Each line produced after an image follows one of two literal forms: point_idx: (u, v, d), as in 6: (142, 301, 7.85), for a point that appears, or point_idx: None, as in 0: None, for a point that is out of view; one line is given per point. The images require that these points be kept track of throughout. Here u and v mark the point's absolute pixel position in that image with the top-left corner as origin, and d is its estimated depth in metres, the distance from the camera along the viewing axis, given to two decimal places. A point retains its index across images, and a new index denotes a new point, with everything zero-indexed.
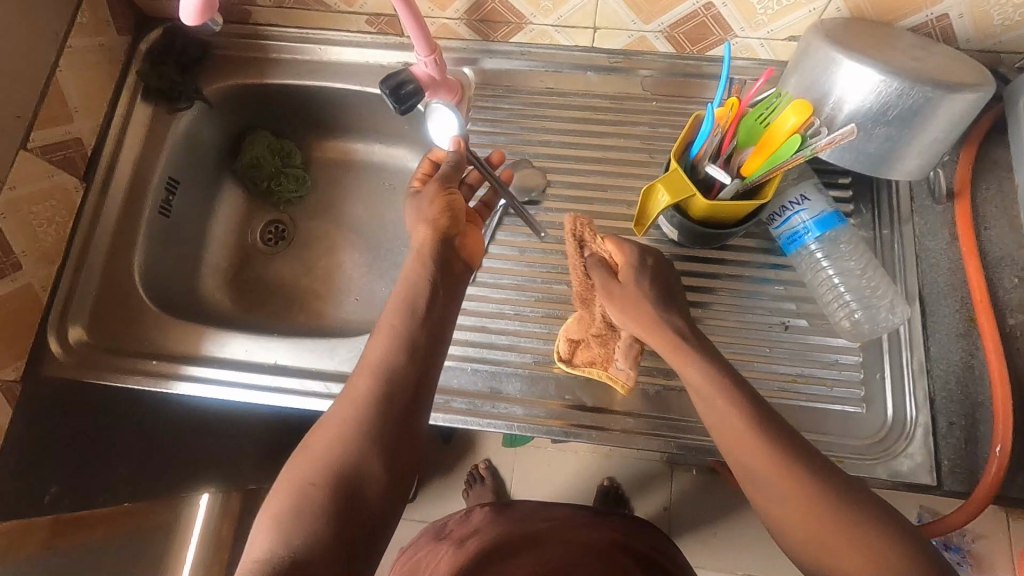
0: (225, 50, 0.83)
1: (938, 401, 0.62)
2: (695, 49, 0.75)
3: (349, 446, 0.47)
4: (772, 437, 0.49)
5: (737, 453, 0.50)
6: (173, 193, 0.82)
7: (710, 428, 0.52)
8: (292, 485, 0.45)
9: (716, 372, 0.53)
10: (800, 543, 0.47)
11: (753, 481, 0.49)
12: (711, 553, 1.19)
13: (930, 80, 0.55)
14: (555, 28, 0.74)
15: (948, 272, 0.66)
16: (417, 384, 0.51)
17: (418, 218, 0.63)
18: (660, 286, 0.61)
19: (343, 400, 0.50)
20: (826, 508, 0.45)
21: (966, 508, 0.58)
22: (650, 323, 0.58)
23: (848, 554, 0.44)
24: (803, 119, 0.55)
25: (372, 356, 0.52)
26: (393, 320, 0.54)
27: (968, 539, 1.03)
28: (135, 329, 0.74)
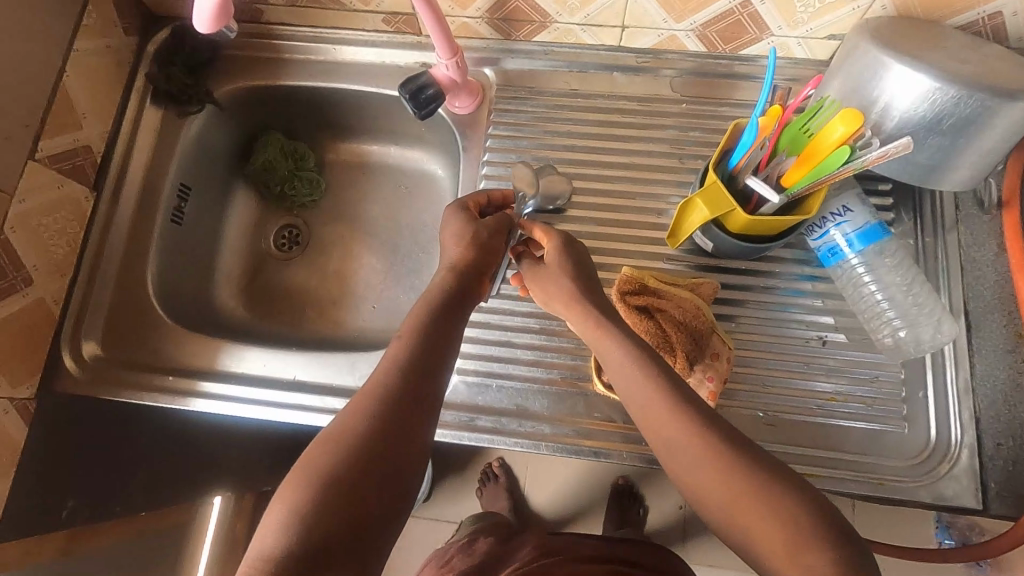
0: (235, 50, 0.80)
1: (984, 420, 0.60)
2: (728, 48, 0.71)
3: (364, 445, 0.44)
4: (694, 412, 0.48)
5: (658, 431, 0.49)
6: (185, 200, 0.80)
7: (637, 418, 0.51)
8: (302, 481, 0.43)
9: (639, 352, 0.52)
10: (722, 518, 0.46)
11: (677, 463, 0.48)
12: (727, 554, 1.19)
13: (988, 87, 0.52)
14: (580, 27, 0.71)
15: (995, 285, 0.63)
16: (434, 385, 0.49)
17: (456, 233, 0.59)
18: (583, 264, 0.60)
19: (358, 398, 0.48)
20: (742, 481, 0.45)
21: (1013, 533, 0.56)
22: (573, 301, 0.57)
23: (765, 529, 0.43)
24: (852, 129, 0.50)
25: (390, 355, 0.50)
26: (413, 321, 0.53)
27: None
28: (150, 342, 0.72)
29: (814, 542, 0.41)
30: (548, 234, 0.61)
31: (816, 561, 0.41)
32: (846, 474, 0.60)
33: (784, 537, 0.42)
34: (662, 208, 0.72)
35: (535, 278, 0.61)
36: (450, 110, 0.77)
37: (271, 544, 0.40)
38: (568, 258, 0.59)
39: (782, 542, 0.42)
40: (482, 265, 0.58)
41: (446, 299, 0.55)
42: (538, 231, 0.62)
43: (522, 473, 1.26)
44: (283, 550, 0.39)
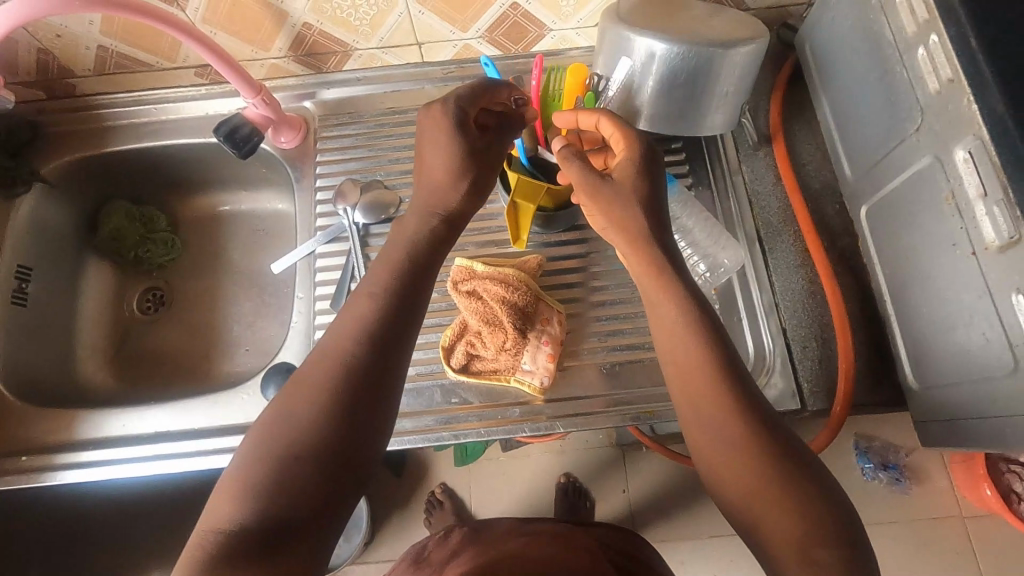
0: (57, 127, 0.81)
1: (790, 330, 0.66)
2: (519, 48, 0.78)
3: (325, 422, 0.43)
4: (733, 392, 0.46)
5: (690, 396, 0.47)
6: (26, 281, 0.79)
7: (671, 373, 0.49)
8: (262, 450, 0.42)
9: (696, 314, 0.49)
10: (732, 492, 0.44)
11: (705, 433, 0.46)
12: (674, 523, 1.22)
13: (707, 41, 0.60)
14: (381, 50, 0.76)
15: (779, 211, 0.71)
16: (399, 362, 0.47)
17: (443, 153, 0.53)
18: (655, 182, 0.54)
19: (318, 365, 0.45)
20: (775, 477, 0.43)
21: (829, 425, 0.62)
22: (632, 228, 0.52)
23: (777, 514, 0.42)
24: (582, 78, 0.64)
25: (355, 320, 0.47)
26: (380, 283, 0.49)
27: (901, 455, 1.10)
28: (4, 428, 0.70)
29: (829, 537, 0.41)
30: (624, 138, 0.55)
31: (822, 555, 0.40)
32: None
33: (801, 528, 0.41)
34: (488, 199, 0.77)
35: (594, 192, 0.53)
36: (276, 146, 0.80)
37: (228, 518, 0.39)
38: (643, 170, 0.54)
39: (795, 530, 0.41)
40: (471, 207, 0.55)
41: (419, 254, 0.51)
42: (609, 128, 0.56)
43: (465, 492, 1.26)
44: (242, 527, 0.39)
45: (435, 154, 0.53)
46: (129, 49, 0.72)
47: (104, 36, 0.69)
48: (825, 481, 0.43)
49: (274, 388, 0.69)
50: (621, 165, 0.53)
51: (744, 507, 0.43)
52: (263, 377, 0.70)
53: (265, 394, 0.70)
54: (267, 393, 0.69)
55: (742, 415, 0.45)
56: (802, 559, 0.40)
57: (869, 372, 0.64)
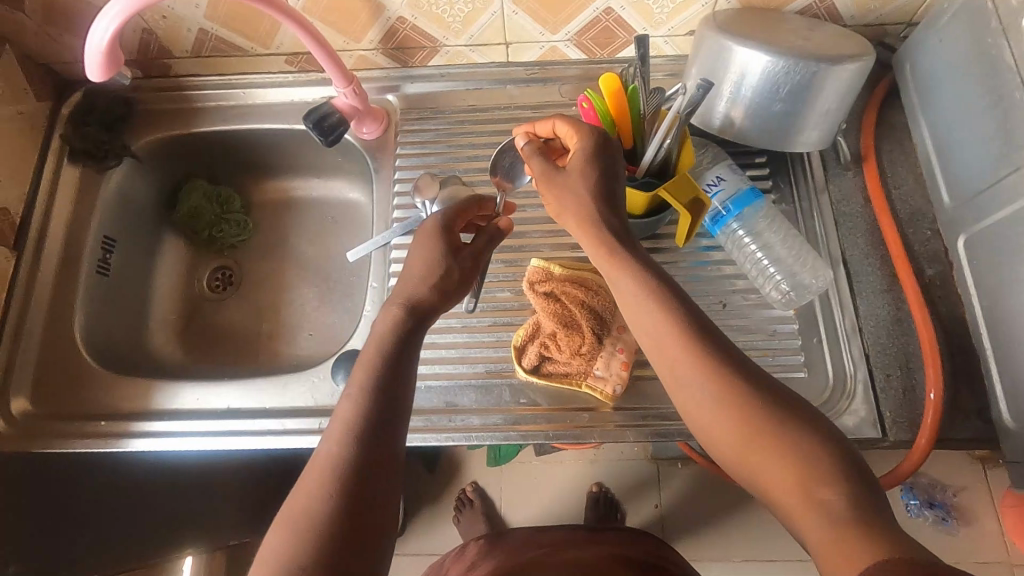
0: (149, 105, 0.84)
1: (873, 355, 0.65)
2: (606, 53, 0.78)
3: (328, 517, 0.42)
4: (705, 352, 0.47)
5: (670, 364, 0.49)
6: (110, 251, 0.81)
7: (650, 351, 0.51)
8: (274, 565, 0.41)
9: (656, 289, 0.50)
10: (729, 449, 0.46)
11: (688, 393, 0.48)
12: (706, 544, 1.19)
13: (812, 55, 0.59)
14: (468, 48, 0.77)
15: (866, 233, 0.69)
16: (395, 427, 0.48)
17: (423, 255, 0.56)
18: (609, 172, 0.55)
19: (312, 472, 0.45)
20: (758, 425, 0.45)
21: (911, 458, 0.60)
22: (587, 220, 0.53)
23: (771, 459, 0.44)
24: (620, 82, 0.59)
25: (341, 418, 0.47)
26: (363, 375, 0.49)
27: (950, 494, 1.07)
28: (82, 393, 0.73)
29: (828, 477, 0.42)
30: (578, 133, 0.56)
31: (827, 495, 0.41)
32: None
33: (794, 471, 0.43)
34: None
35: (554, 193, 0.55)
36: (358, 137, 0.82)
37: None
38: (592, 162, 0.55)
39: (790, 478, 0.43)
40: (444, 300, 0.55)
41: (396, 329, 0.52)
42: (565, 127, 0.57)
43: (497, 494, 1.25)
44: None
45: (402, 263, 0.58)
46: (227, 33, 0.74)
47: (207, 19, 0.72)
48: (815, 418, 0.45)
49: (344, 374, 0.70)
50: (575, 155, 0.55)
51: (745, 464, 0.45)
52: (334, 363, 0.71)
53: (335, 379, 0.70)
54: (337, 378, 0.70)
55: (714, 370, 0.47)
56: (809, 501, 0.41)
57: (957, 406, 0.61)
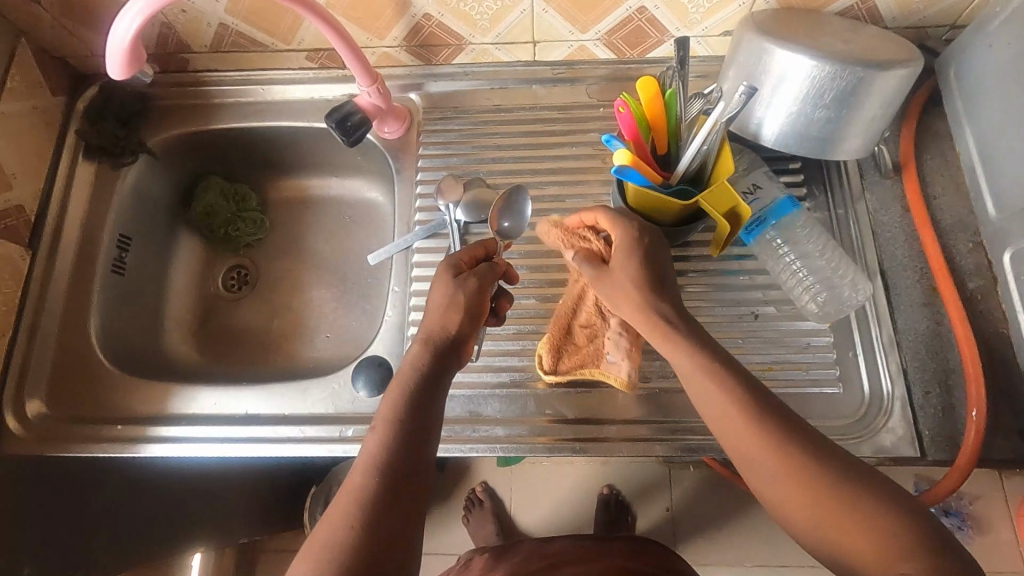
0: (165, 100, 0.82)
1: (911, 371, 0.63)
2: (636, 53, 0.75)
3: (349, 554, 0.42)
4: (776, 430, 0.47)
5: (743, 448, 0.48)
6: (125, 250, 0.80)
7: (712, 422, 0.50)
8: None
9: (716, 366, 0.50)
10: (802, 523, 0.46)
11: (761, 478, 0.48)
12: (713, 548, 1.17)
13: (859, 61, 0.56)
14: (495, 46, 0.74)
15: (905, 244, 0.67)
16: (418, 466, 0.47)
17: (441, 294, 0.55)
18: (655, 261, 0.56)
19: (334, 511, 0.44)
20: (826, 499, 0.45)
21: (951, 477, 0.58)
22: (638, 301, 0.54)
23: (854, 534, 0.44)
24: (657, 86, 0.58)
25: (367, 453, 0.47)
26: (390, 409, 0.49)
27: (967, 503, 1.05)
28: (98, 396, 0.71)
29: (913, 547, 0.43)
30: (618, 223, 0.58)
31: (907, 568, 0.42)
32: None
33: (872, 543, 0.43)
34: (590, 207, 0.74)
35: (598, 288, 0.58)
36: (379, 136, 0.80)
37: None
38: (635, 246, 0.56)
39: (870, 546, 0.43)
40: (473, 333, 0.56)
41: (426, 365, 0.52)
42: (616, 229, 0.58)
43: (507, 495, 1.23)
44: None
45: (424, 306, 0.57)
46: (247, 28, 0.72)
47: (227, 14, 0.70)
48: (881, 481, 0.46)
49: (363, 380, 0.69)
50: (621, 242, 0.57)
51: (819, 534, 0.46)
52: (354, 369, 0.70)
53: (354, 386, 0.69)
54: (358, 385, 0.69)
55: (785, 449, 0.47)
56: (888, 574, 0.42)
57: (999, 424, 0.59)
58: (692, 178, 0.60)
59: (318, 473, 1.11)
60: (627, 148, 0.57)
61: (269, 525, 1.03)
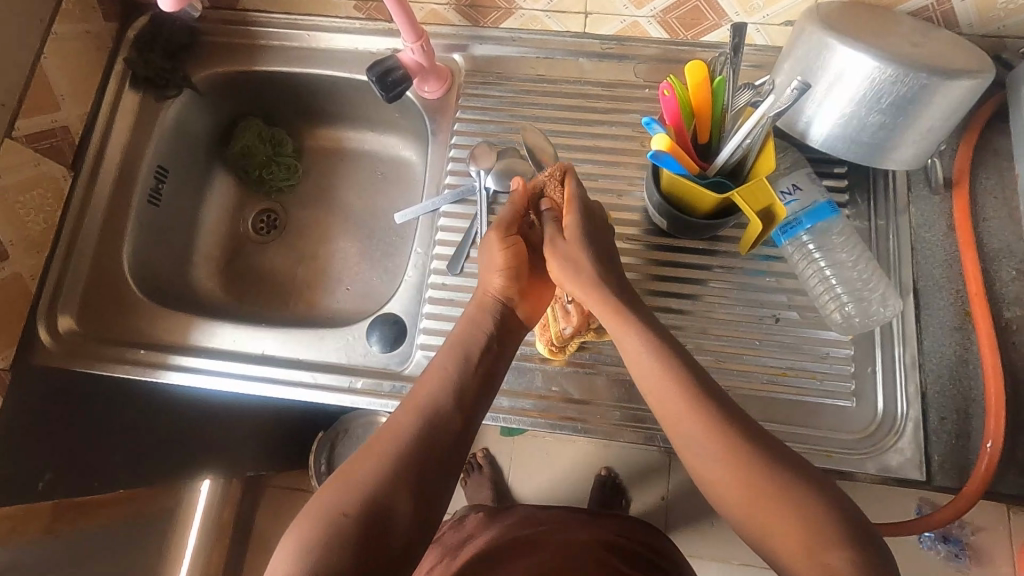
0: (213, 36, 0.83)
1: (930, 395, 0.61)
2: (690, 34, 0.72)
3: (384, 482, 0.45)
4: (702, 404, 0.48)
5: (672, 423, 0.49)
6: (162, 181, 0.82)
7: (651, 399, 0.51)
8: (319, 519, 0.43)
9: (660, 344, 0.52)
10: (736, 508, 0.46)
11: (693, 454, 0.48)
12: (701, 541, 1.17)
13: (925, 66, 0.53)
14: (545, 13, 0.73)
15: (944, 264, 0.64)
16: (460, 430, 0.51)
17: (489, 258, 0.60)
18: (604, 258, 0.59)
19: (379, 442, 0.48)
20: (759, 479, 0.45)
21: (954, 505, 0.57)
22: (590, 286, 0.56)
23: (784, 527, 0.44)
24: (707, 72, 0.55)
25: (424, 397, 0.51)
26: (451, 365, 0.54)
27: (967, 531, 1.03)
28: (124, 318, 0.74)
29: (837, 539, 0.42)
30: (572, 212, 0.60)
31: (832, 559, 0.41)
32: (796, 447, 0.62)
33: (805, 535, 0.43)
34: (623, 189, 0.73)
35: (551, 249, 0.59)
36: (419, 95, 0.79)
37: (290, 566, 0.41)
38: (590, 229, 0.60)
39: (799, 537, 0.43)
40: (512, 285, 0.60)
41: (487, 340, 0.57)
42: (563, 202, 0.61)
43: (506, 463, 1.25)
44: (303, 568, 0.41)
45: (483, 270, 0.61)
46: None
47: None
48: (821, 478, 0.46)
49: (378, 336, 0.70)
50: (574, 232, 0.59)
51: (751, 519, 0.46)
52: (369, 324, 0.71)
53: (368, 340, 0.70)
54: (371, 339, 0.70)
55: (722, 433, 0.47)
56: (815, 567, 0.42)
57: (1013, 459, 0.58)
58: (723, 172, 0.59)
59: (327, 420, 1.14)
60: (667, 132, 0.56)
61: (276, 461, 1.07)
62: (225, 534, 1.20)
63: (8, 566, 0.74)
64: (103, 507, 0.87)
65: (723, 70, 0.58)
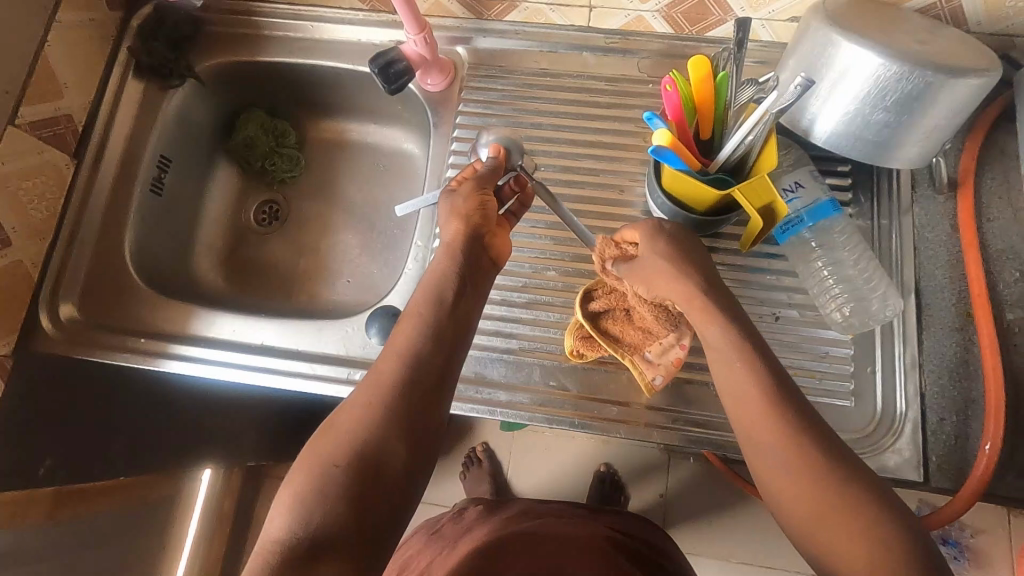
0: (217, 27, 0.83)
1: (929, 396, 0.61)
2: (695, 30, 0.72)
3: (374, 428, 0.47)
4: (790, 421, 0.47)
5: (749, 427, 0.49)
6: (165, 171, 0.82)
7: (730, 402, 0.50)
8: (313, 471, 0.45)
9: (744, 347, 0.50)
10: (798, 518, 0.46)
11: (766, 463, 0.47)
12: (699, 538, 1.17)
13: (931, 63, 0.53)
14: (549, 6, 0.73)
15: (947, 265, 0.64)
16: (443, 368, 0.52)
17: (449, 212, 0.61)
18: (687, 255, 0.56)
19: (366, 390, 0.50)
20: (829, 495, 0.44)
21: (952, 506, 0.57)
22: (679, 288, 0.54)
23: (849, 543, 0.43)
24: (710, 67, 0.55)
25: (400, 343, 0.53)
26: (424, 310, 0.55)
27: (966, 533, 1.03)
28: (125, 306, 0.75)
29: (901, 559, 0.41)
30: (637, 231, 0.58)
31: None
32: None
33: (868, 552, 0.42)
34: (625, 185, 0.73)
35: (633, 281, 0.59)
36: (422, 87, 0.79)
37: (288, 522, 0.42)
38: (665, 238, 0.57)
39: (861, 552, 0.42)
40: (489, 220, 0.61)
41: (460, 281, 0.57)
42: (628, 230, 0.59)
43: (505, 457, 1.25)
44: (300, 524, 0.42)
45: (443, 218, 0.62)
46: None
47: None
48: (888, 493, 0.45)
49: (377, 328, 0.70)
50: (648, 250, 0.57)
51: (809, 530, 0.45)
52: (368, 316, 0.71)
53: (367, 332, 0.70)
54: (370, 331, 0.70)
55: (796, 442, 0.46)
56: None
57: (1012, 463, 0.57)
58: (726, 168, 0.58)
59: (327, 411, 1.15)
60: (668, 128, 0.56)
61: (277, 450, 1.08)
62: (225, 522, 1.21)
63: (10, 551, 0.74)
64: (104, 494, 0.87)
65: (728, 64, 0.57)
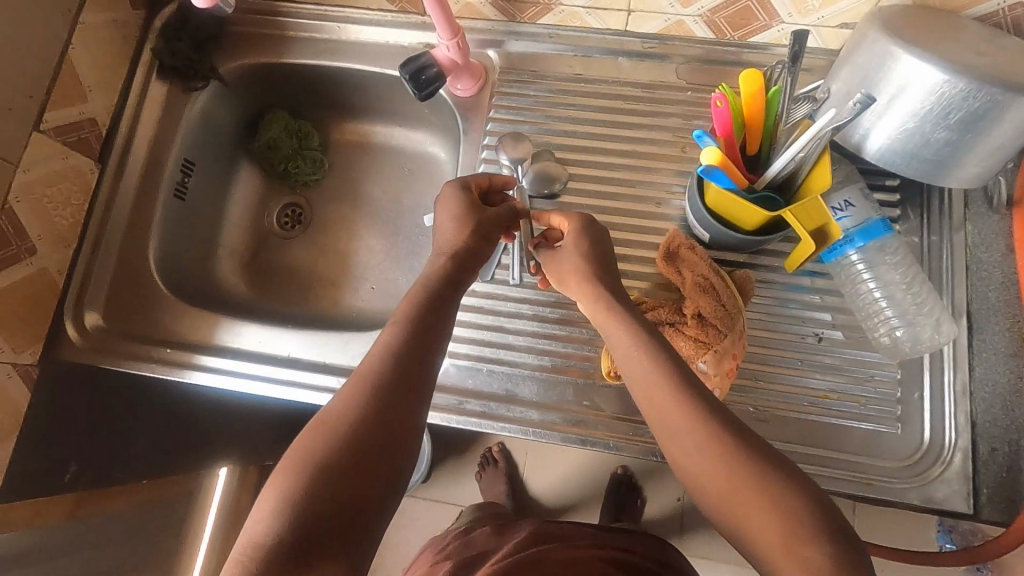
0: (241, 27, 0.81)
1: (980, 424, 0.59)
2: (738, 35, 0.69)
3: (354, 423, 0.44)
4: (693, 403, 0.47)
5: (661, 414, 0.48)
6: (188, 174, 0.80)
7: (636, 391, 0.50)
8: (292, 467, 0.42)
9: (645, 337, 0.51)
10: (714, 499, 0.44)
11: (677, 449, 0.47)
12: (717, 544, 1.16)
13: (999, 80, 0.49)
14: (585, 9, 0.70)
15: (1001, 287, 0.60)
16: (426, 356, 0.49)
17: (452, 208, 0.58)
18: (604, 253, 0.58)
19: (349, 383, 0.47)
20: (743, 476, 0.43)
21: (1003, 540, 0.56)
22: (587, 277, 0.56)
23: (762, 521, 0.41)
24: (762, 80, 0.52)
25: (382, 333, 0.50)
26: (409, 300, 0.52)
27: None
28: (149, 315, 0.74)
29: (812, 533, 0.40)
30: (571, 221, 0.60)
31: (811, 553, 0.39)
32: (836, 473, 0.59)
33: (781, 528, 0.40)
34: (662, 197, 0.70)
35: (552, 264, 0.60)
36: (451, 92, 0.77)
37: (266, 527, 0.40)
38: (587, 233, 0.59)
39: (777, 533, 0.40)
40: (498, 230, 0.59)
41: (447, 270, 0.54)
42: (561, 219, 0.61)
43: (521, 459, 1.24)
44: (277, 529, 0.39)
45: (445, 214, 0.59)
46: None
47: None
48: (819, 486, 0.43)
49: None
50: (575, 240, 0.59)
51: (726, 511, 0.43)
52: None
53: None
54: None
55: (704, 423, 0.46)
56: (794, 563, 0.39)
57: None
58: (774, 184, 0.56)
59: None
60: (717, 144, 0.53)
61: None
62: None
63: None
64: None
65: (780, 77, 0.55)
